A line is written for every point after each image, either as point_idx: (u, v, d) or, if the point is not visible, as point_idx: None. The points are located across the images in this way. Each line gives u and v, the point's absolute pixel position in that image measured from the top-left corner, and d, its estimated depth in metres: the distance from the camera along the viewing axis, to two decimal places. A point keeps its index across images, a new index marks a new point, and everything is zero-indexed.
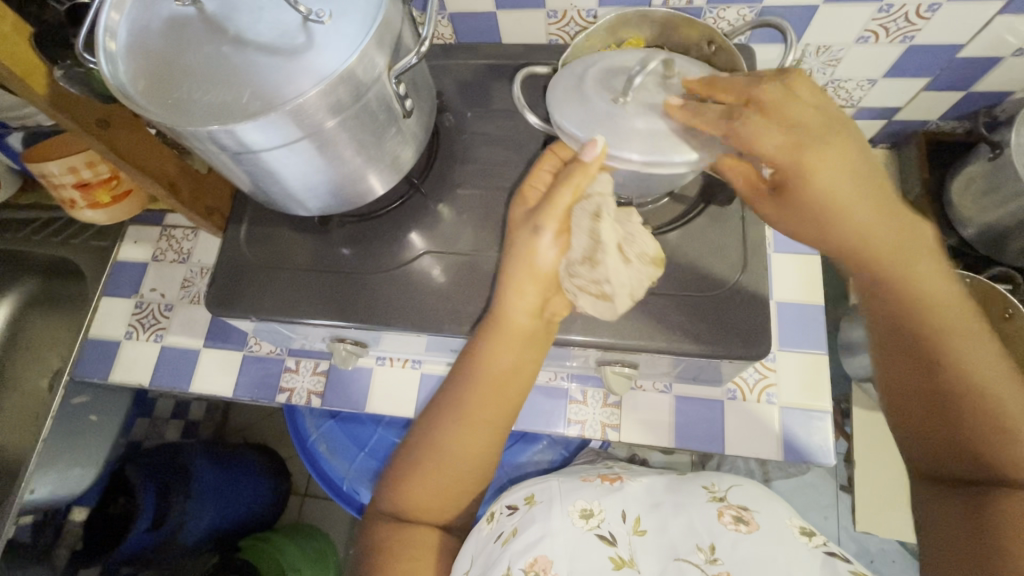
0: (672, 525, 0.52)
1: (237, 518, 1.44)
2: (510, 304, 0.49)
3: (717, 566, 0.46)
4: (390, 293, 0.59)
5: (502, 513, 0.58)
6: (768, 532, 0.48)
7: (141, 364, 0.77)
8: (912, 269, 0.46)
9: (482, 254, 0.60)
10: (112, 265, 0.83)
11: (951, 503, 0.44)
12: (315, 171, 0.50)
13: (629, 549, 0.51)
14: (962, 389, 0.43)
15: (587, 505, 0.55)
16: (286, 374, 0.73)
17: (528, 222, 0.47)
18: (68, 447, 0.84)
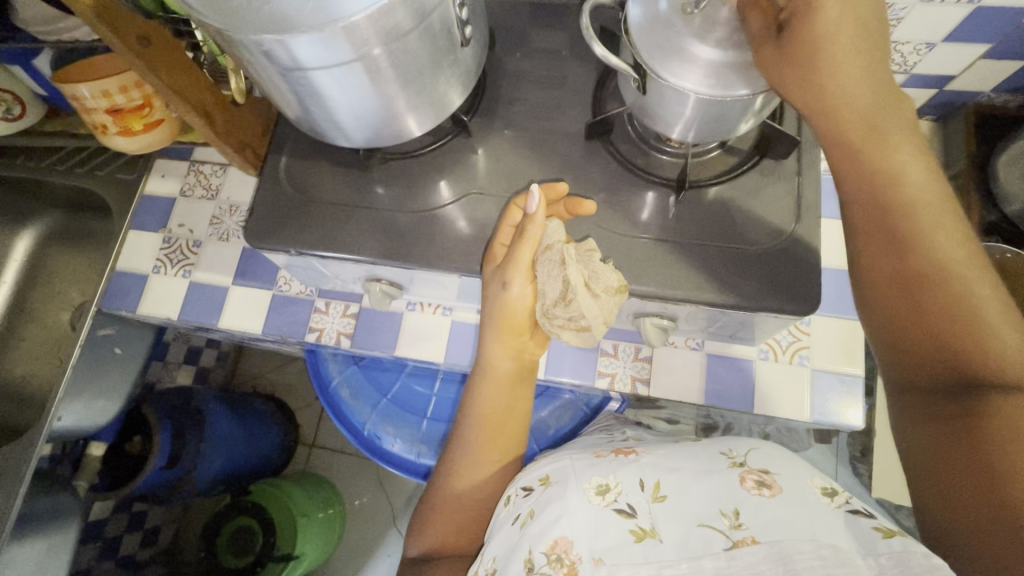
0: (694, 490, 0.48)
1: (242, 464, 1.48)
2: (494, 353, 0.61)
3: (742, 533, 0.44)
4: (427, 235, 0.58)
5: (519, 496, 0.56)
6: (793, 496, 0.46)
7: (170, 299, 0.77)
8: (886, 152, 0.42)
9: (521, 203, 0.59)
10: (139, 200, 0.82)
11: (941, 431, 0.38)
12: (365, 98, 0.49)
13: (650, 519, 0.48)
14: (936, 280, 0.40)
15: (602, 479, 0.52)
16: (315, 315, 0.73)
17: (498, 278, 0.55)
18: (94, 379, 0.85)
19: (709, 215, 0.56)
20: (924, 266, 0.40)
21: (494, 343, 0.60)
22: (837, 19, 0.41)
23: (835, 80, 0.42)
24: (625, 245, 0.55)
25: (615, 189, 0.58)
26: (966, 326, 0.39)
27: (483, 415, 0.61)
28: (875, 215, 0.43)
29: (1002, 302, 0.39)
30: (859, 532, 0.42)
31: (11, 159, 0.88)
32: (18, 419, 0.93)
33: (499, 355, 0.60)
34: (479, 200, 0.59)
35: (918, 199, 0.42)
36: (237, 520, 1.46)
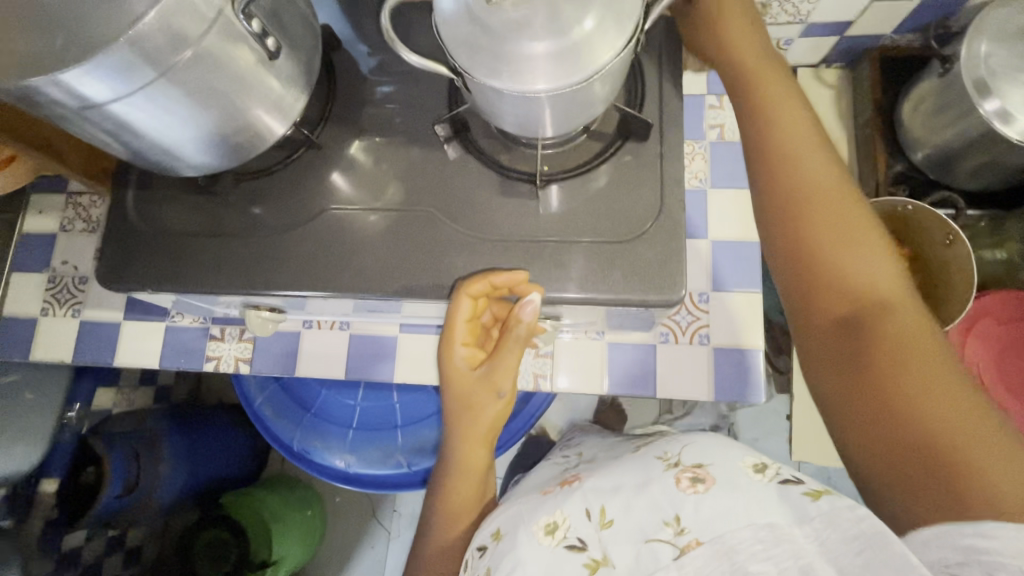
0: (637, 505, 0.47)
1: (211, 476, 1.48)
2: (459, 449, 0.64)
3: (687, 537, 0.43)
4: (298, 256, 0.55)
5: (476, 559, 0.54)
6: (725, 484, 0.45)
7: (62, 340, 0.74)
8: (776, 109, 0.50)
9: (399, 209, 0.55)
10: (18, 239, 0.78)
11: (864, 428, 0.40)
12: (176, 123, 0.45)
13: (600, 547, 0.47)
14: (851, 303, 0.44)
15: (549, 517, 0.50)
16: (212, 343, 0.71)
17: (490, 387, 0.62)
18: (8, 426, 0.83)
19: (580, 209, 0.52)
20: (800, 194, 0.47)
21: (457, 437, 0.65)
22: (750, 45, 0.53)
23: (814, 198, 0.47)
24: (478, 242, 0.53)
25: (475, 189, 0.54)
26: (829, 219, 0.46)
27: (450, 491, 0.64)
28: (787, 223, 0.47)
29: (858, 209, 0.46)
30: (794, 501, 0.42)
31: None
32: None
33: (474, 450, 0.64)
34: (354, 216, 0.55)
35: (812, 182, 0.47)
36: (211, 531, 1.43)
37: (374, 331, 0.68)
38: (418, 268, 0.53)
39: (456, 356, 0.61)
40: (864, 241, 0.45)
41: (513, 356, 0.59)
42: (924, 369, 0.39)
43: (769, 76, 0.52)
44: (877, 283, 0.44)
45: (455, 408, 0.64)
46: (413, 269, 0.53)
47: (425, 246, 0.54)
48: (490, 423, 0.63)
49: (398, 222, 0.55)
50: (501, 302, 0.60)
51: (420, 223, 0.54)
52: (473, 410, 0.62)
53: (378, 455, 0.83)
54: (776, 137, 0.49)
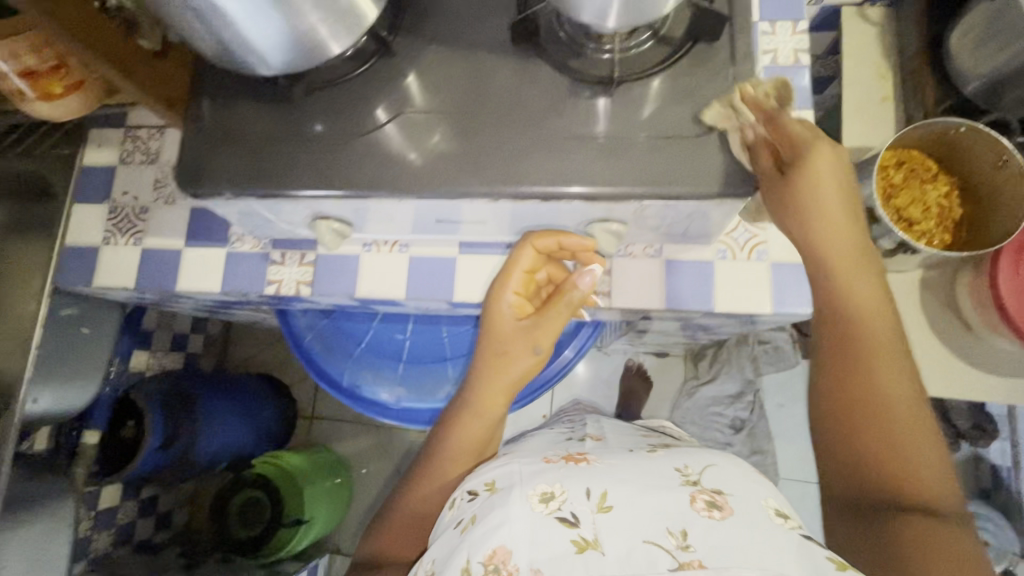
0: (639, 504, 0.56)
1: (243, 440, 1.51)
2: (482, 399, 0.69)
3: (688, 554, 0.51)
4: (369, 160, 0.56)
5: (463, 500, 0.63)
6: (740, 517, 0.54)
7: (124, 267, 0.75)
8: (855, 284, 0.56)
9: (459, 119, 0.56)
10: (79, 172, 0.80)
11: (874, 562, 0.52)
12: (267, 12, 0.46)
13: (592, 530, 0.54)
14: (891, 466, 0.54)
15: (547, 487, 0.58)
16: (272, 267, 0.72)
17: (527, 345, 0.67)
18: (65, 359, 0.85)
19: (652, 110, 0.54)
20: (868, 380, 0.56)
21: (485, 388, 0.69)
22: (834, 197, 0.54)
23: (883, 386, 0.55)
24: (547, 144, 0.54)
25: (542, 97, 0.55)
26: (883, 402, 0.55)
27: (455, 441, 0.70)
28: (847, 395, 0.57)
29: (913, 395, 0.55)
30: (811, 555, 0.51)
31: None
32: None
33: (492, 402, 0.69)
34: (416, 125, 0.57)
35: (880, 362, 0.56)
36: (243, 494, 1.48)
37: (433, 253, 0.70)
38: (492, 168, 0.54)
39: (506, 306, 0.67)
40: (914, 418, 0.55)
41: (557, 318, 0.65)
42: (940, 547, 0.49)
43: (857, 252, 0.56)
44: (920, 455, 0.54)
45: (487, 354, 0.69)
46: (484, 168, 0.55)
47: (498, 147, 0.55)
48: (516, 378, 0.68)
49: (468, 128, 0.56)
50: (556, 265, 0.69)
51: (483, 127, 0.55)
52: (507, 360, 0.67)
53: (428, 388, 0.85)
54: (850, 313, 0.56)
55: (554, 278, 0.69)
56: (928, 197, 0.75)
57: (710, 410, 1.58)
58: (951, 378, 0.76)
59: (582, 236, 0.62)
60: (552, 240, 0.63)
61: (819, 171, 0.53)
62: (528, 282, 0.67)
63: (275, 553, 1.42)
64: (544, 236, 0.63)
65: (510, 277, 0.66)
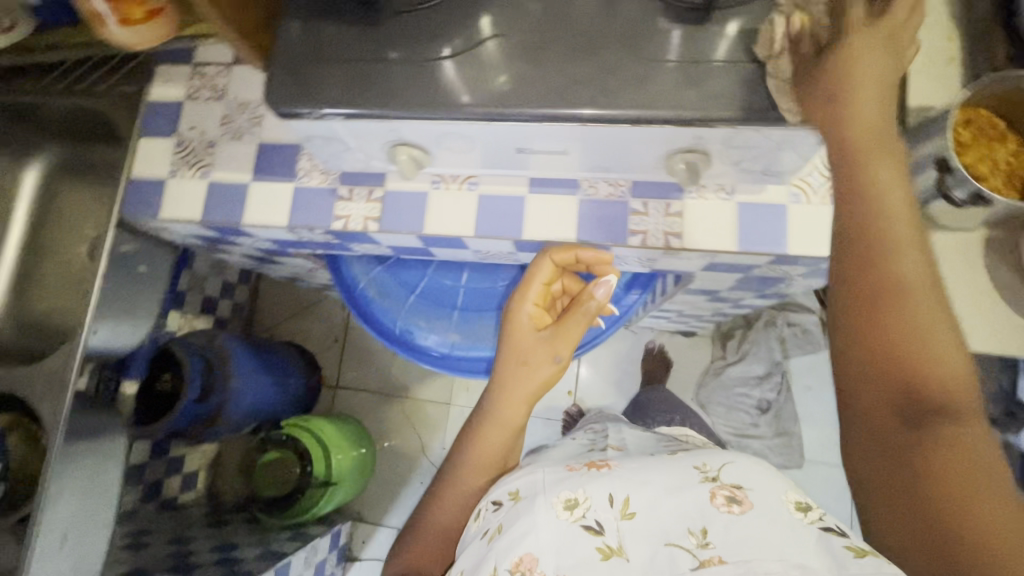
0: (664, 510, 0.55)
1: (272, 402, 1.52)
2: (505, 409, 0.75)
3: (708, 551, 0.50)
4: (456, 83, 0.56)
5: (488, 510, 0.64)
6: (761, 513, 0.52)
7: (191, 200, 0.76)
8: (874, 169, 0.43)
9: (530, 48, 0.56)
10: (145, 107, 0.80)
11: None
12: None
13: (616, 537, 0.54)
14: (961, 464, 0.39)
15: (570, 493, 0.58)
16: (340, 203, 0.72)
17: (548, 354, 0.74)
18: (123, 296, 0.85)
19: (748, 35, 0.54)
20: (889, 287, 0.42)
21: (507, 397, 0.75)
22: (870, 67, 0.44)
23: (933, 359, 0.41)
24: (640, 66, 0.54)
25: (633, 21, 0.55)
26: (909, 315, 0.42)
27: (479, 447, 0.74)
28: (915, 317, 0.42)
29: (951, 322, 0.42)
30: (827, 545, 0.49)
31: (7, 84, 0.88)
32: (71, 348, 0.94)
33: (515, 407, 0.75)
34: (478, 59, 0.56)
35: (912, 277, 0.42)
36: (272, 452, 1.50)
37: (502, 192, 0.70)
38: (585, 89, 0.54)
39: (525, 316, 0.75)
40: (920, 342, 0.41)
41: (576, 327, 0.73)
42: (973, 466, 0.39)
43: (868, 126, 0.43)
44: (923, 383, 0.41)
45: (512, 363, 0.75)
46: (576, 87, 0.54)
47: (589, 71, 0.55)
48: (538, 385, 0.74)
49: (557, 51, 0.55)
50: (569, 279, 0.77)
51: (550, 55, 0.55)
52: (529, 368, 0.74)
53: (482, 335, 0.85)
54: (876, 207, 0.42)
55: (567, 290, 0.79)
56: (997, 155, 0.75)
57: (735, 391, 1.58)
58: (1012, 338, 0.76)
59: (593, 249, 0.67)
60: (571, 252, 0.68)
61: (871, 41, 0.45)
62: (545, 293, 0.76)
63: (302, 514, 1.43)
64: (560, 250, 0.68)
65: (530, 290, 0.75)
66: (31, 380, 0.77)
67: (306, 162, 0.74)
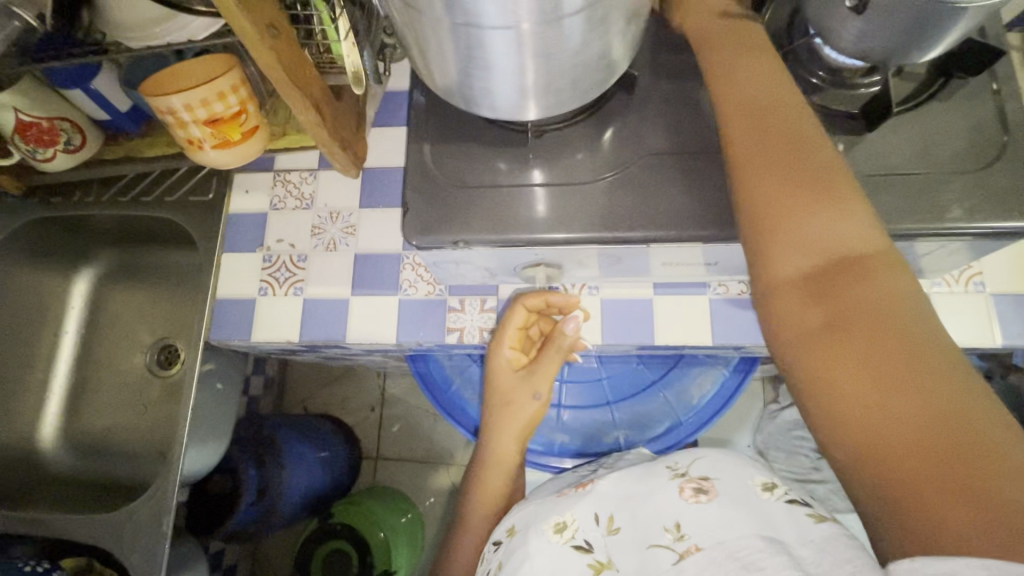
0: (642, 515, 0.52)
1: (324, 483, 1.44)
2: (499, 447, 0.72)
3: (684, 543, 0.47)
4: (606, 205, 0.54)
5: (490, 551, 0.60)
6: (727, 497, 0.49)
7: (287, 319, 0.71)
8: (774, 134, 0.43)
9: (679, 170, 0.55)
10: (226, 219, 0.76)
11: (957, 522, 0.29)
12: (543, 67, 0.44)
13: (605, 551, 0.51)
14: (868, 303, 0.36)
15: (559, 517, 0.55)
16: (452, 315, 0.69)
17: (527, 392, 0.70)
18: (204, 420, 0.79)
19: (912, 140, 0.52)
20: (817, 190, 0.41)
21: (495, 436, 0.72)
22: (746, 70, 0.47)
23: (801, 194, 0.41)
24: None
25: None
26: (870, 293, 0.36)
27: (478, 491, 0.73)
28: (797, 174, 0.41)
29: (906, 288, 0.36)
30: (794, 518, 0.47)
31: (65, 198, 0.83)
32: (142, 472, 0.88)
33: (506, 442, 0.72)
34: (622, 182, 0.55)
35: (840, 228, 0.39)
36: (330, 543, 1.39)
37: (628, 296, 0.67)
38: None
39: (502, 357, 0.69)
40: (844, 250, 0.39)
41: (551, 364, 0.68)
42: (919, 351, 0.33)
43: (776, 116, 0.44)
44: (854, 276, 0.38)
45: (495, 410, 0.72)
46: (738, 209, 0.52)
47: None
48: (526, 422, 0.71)
49: (705, 171, 0.54)
50: (546, 318, 0.71)
51: (699, 178, 0.54)
52: (512, 408, 0.71)
53: (592, 432, 0.82)
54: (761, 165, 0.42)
55: (546, 330, 0.72)
56: None
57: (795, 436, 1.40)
58: None
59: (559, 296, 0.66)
60: (519, 311, 0.66)
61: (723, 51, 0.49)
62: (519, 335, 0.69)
63: None
64: (508, 315, 0.66)
65: (504, 335, 0.68)
66: (125, 528, 0.69)
67: (411, 272, 0.70)
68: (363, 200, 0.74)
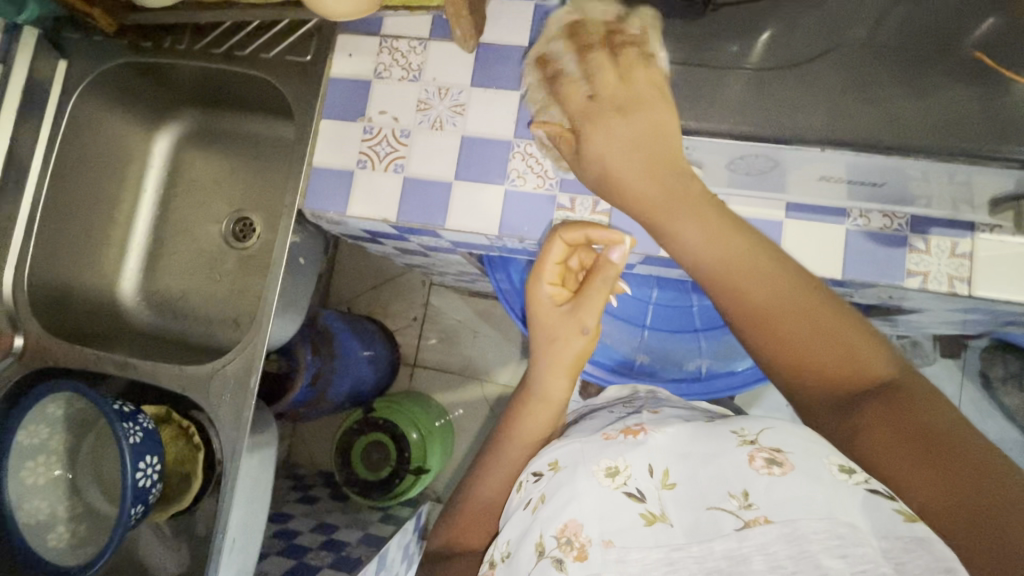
0: (704, 473, 0.42)
1: (369, 380, 1.48)
2: (549, 388, 0.63)
3: (752, 513, 0.39)
4: (775, 102, 0.49)
5: (529, 479, 0.51)
6: (807, 472, 0.39)
7: (385, 196, 0.68)
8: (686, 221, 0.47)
9: (861, 69, 0.49)
10: (327, 84, 0.71)
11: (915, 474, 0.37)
12: None
13: (660, 503, 0.42)
14: (783, 315, 0.44)
15: (611, 460, 0.45)
16: (561, 213, 0.65)
17: (573, 327, 0.61)
18: (287, 292, 0.78)
19: None
20: (766, 297, 0.44)
21: (541, 374, 0.64)
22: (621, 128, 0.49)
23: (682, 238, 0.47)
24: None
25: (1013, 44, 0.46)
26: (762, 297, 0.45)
27: (506, 443, 0.63)
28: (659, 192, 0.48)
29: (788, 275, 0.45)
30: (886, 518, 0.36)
31: (156, 44, 0.79)
32: (217, 337, 0.89)
33: (557, 381, 0.63)
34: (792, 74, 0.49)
35: (741, 256, 0.45)
36: (372, 435, 1.45)
37: (756, 214, 0.62)
38: (947, 118, 0.46)
39: (543, 295, 0.63)
40: (841, 350, 0.43)
41: (600, 295, 0.60)
42: (817, 329, 0.43)
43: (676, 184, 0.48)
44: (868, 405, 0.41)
45: (541, 346, 0.64)
46: (904, 120, 0.47)
47: (945, 99, 0.47)
48: (575, 360, 0.62)
49: (894, 71, 0.48)
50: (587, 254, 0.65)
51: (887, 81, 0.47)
52: (556, 348, 0.62)
53: (669, 358, 0.81)
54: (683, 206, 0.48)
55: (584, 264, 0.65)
56: None
57: None
58: None
59: (611, 229, 0.59)
60: (558, 245, 0.61)
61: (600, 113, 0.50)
62: (559, 270, 0.63)
63: (395, 498, 1.42)
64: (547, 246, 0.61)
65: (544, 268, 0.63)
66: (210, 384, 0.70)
67: (520, 162, 0.66)
68: (475, 78, 0.68)
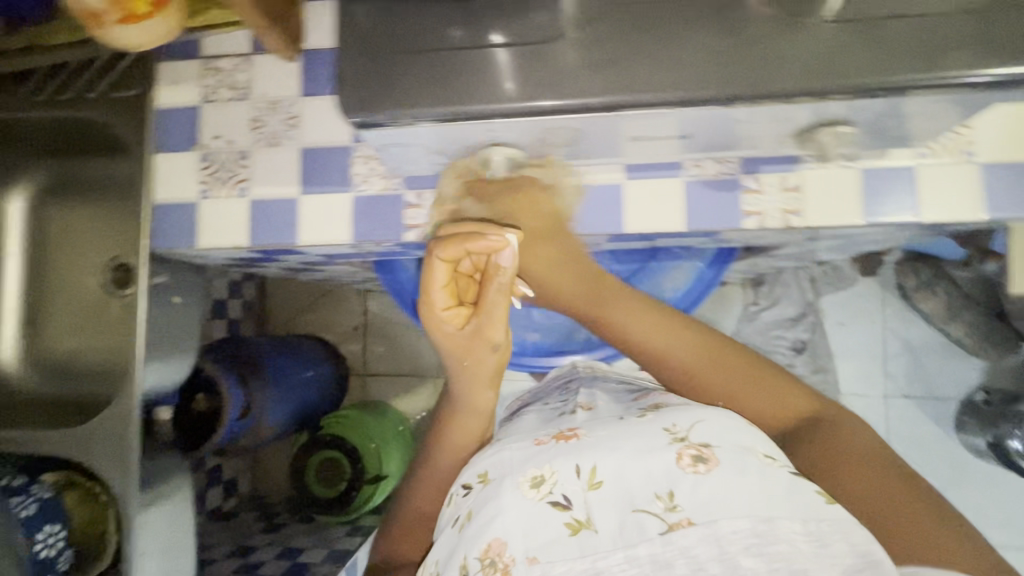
0: (631, 470, 0.45)
1: (311, 399, 1.45)
2: (470, 400, 0.65)
3: (676, 514, 0.43)
4: (567, 72, 0.47)
5: (457, 493, 0.53)
6: (727, 467, 0.43)
7: (233, 222, 0.66)
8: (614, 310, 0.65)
9: (671, 21, 0.46)
10: (155, 116, 0.68)
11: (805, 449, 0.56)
12: None
13: (584, 508, 0.45)
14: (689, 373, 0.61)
15: (536, 470, 0.48)
16: (409, 211, 0.65)
17: (481, 345, 0.62)
18: (165, 335, 0.76)
19: None
20: (663, 348, 0.63)
21: (464, 389, 0.65)
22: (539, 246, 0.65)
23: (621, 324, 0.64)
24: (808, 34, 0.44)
25: None
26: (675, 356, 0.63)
27: (443, 451, 0.66)
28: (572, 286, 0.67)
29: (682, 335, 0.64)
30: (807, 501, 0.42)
31: None
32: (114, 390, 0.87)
33: (479, 392, 0.65)
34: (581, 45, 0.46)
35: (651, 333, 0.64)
36: (323, 453, 1.45)
37: (596, 182, 0.63)
38: (738, 64, 0.45)
39: (443, 323, 0.62)
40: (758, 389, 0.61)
41: (497, 306, 0.60)
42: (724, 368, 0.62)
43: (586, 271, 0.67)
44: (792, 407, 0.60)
45: (456, 366, 0.65)
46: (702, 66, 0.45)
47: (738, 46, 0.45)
48: (492, 369, 0.64)
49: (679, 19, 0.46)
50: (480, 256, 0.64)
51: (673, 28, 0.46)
52: (470, 365, 0.63)
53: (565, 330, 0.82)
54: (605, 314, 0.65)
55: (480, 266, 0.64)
56: None
57: None
58: None
59: (492, 236, 0.58)
60: (439, 267, 0.61)
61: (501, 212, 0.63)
62: (453, 288, 0.63)
63: (357, 510, 1.42)
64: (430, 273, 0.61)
65: (434, 293, 0.62)
66: (91, 443, 0.69)
67: (362, 166, 0.65)
68: (304, 87, 0.66)
